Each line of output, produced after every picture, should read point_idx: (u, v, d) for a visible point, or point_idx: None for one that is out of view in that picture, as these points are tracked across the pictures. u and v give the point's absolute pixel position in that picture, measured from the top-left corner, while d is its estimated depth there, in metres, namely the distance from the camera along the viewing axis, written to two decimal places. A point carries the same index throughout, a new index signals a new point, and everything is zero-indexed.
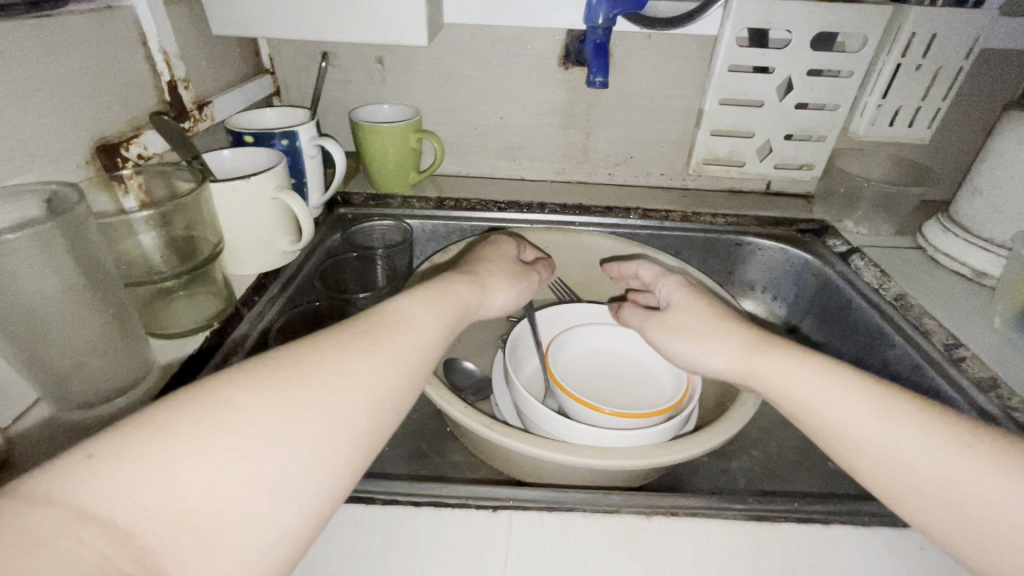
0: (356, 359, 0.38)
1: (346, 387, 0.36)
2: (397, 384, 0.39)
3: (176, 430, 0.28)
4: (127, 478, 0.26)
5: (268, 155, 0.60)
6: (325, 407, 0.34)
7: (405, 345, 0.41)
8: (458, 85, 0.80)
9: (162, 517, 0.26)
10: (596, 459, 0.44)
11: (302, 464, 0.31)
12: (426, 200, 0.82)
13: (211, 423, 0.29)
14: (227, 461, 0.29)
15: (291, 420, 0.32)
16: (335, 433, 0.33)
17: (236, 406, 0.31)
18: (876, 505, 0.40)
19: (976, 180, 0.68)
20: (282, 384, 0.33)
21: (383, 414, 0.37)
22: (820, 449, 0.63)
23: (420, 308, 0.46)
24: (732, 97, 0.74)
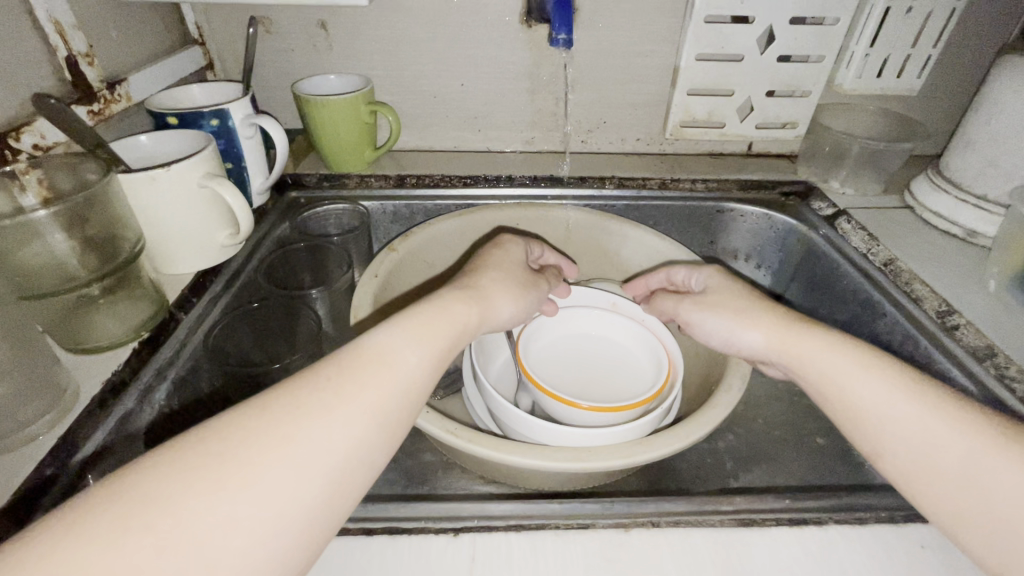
0: (317, 412, 0.31)
1: (301, 449, 0.29)
2: (371, 435, 0.32)
3: (88, 534, 0.24)
4: None
5: (193, 138, 0.53)
6: (276, 476, 0.28)
7: (384, 385, 0.34)
8: (412, 50, 0.73)
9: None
10: (570, 463, 0.40)
11: (242, 553, 0.26)
12: (385, 178, 0.75)
13: (130, 515, 0.24)
14: (150, 560, 0.23)
15: (231, 496, 0.26)
16: (288, 508, 0.28)
17: (162, 492, 0.25)
18: (871, 498, 0.37)
19: (969, 133, 0.64)
20: (223, 457, 0.27)
21: (355, 473, 0.31)
22: (808, 425, 0.60)
23: (405, 337, 0.37)
24: (710, 52, 0.69)
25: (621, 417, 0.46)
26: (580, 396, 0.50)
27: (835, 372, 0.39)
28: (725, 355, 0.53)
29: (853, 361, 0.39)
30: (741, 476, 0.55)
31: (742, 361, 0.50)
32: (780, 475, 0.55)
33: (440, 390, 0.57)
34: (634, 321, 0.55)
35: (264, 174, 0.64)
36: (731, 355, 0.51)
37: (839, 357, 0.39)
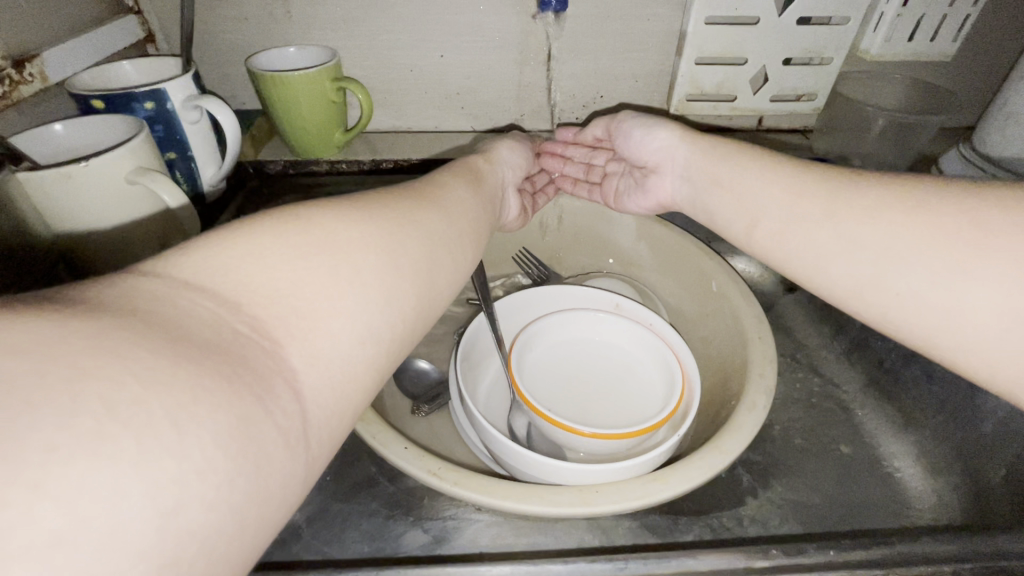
0: (410, 202, 0.32)
1: (406, 218, 0.30)
2: (456, 233, 0.34)
3: (251, 233, 0.24)
4: (214, 264, 0.22)
5: (124, 125, 0.45)
6: (391, 229, 0.29)
7: (454, 202, 0.36)
8: (383, 16, 0.64)
9: (256, 306, 0.22)
10: (573, 508, 0.34)
11: (375, 271, 0.26)
12: (358, 163, 0.67)
13: (284, 222, 0.25)
14: (312, 257, 0.24)
15: (362, 229, 0.27)
16: (408, 257, 0.28)
17: (304, 216, 0.26)
18: (929, 544, 0.32)
19: (1013, 103, 0.57)
20: (343, 203, 0.28)
21: (450, 253, 0.32)
22: (830, 431, 0.54)
23: (459, 182, 0.40)
24: (721, 15, 0.61)
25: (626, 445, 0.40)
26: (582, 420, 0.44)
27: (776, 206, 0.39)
28: (744, 364, 0.46)
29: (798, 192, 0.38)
30: (761, 492, 0.48)
31: (765, 371, 0.44)
32: (807, 491, 0.49)
33: (423, 406, 0.49)
34: (641, 325, 0.49)
35: (215, 165, 0.56)
36: (752, 364, 0.45)
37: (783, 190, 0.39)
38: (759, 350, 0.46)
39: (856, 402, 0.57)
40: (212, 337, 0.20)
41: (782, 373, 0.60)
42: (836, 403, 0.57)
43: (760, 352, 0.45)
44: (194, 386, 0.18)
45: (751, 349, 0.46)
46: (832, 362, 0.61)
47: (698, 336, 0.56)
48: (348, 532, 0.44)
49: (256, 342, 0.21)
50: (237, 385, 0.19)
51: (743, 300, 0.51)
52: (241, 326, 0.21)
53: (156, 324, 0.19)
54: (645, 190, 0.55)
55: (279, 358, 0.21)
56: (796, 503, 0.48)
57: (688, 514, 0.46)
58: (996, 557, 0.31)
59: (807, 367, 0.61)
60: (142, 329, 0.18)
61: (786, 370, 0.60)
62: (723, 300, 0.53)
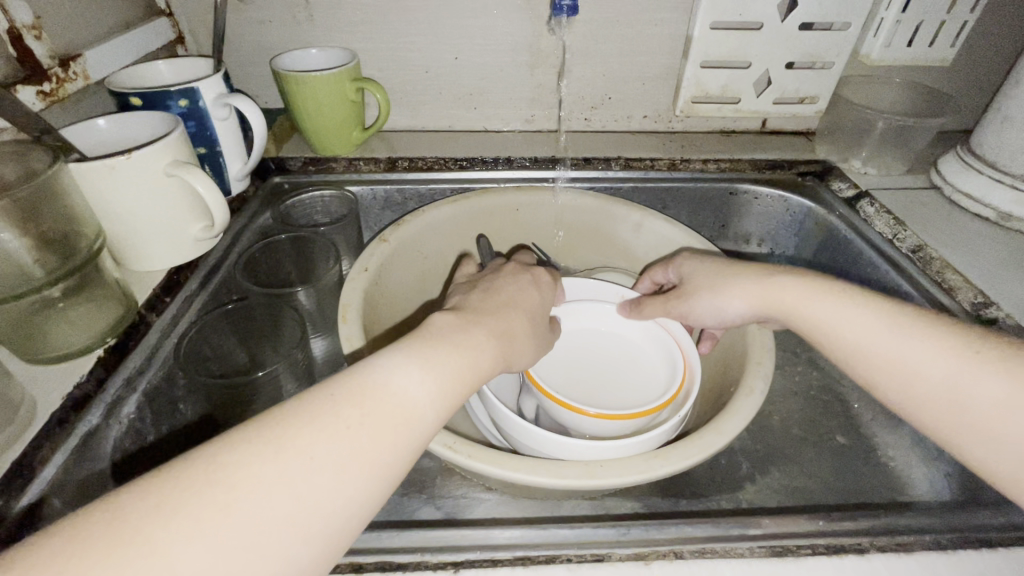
0: (326, 460, 0.26)
1: (307, 501, 0.25)
2: (376, 482, 0.28)
3: (75, 564, 0.21)
4: None
5: (161, 122, 0.48)
6: (274, 520, 0.24)
7: (395, 432, 0.29)
8: (402, 20, 0.67)
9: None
10: (579, 481, 0.37)
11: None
12: (375, 161, 0.70)
13: (123, 558, 0.21)
14: None
15: (230, 554, 0.23)
16: (279, 573, 0.24)
17: (157, 541, 0.22)
18: (913, 518, 0.34)
19: (1008, 107, 0.59)
20: (219, 506, 0.23)
21: (358, 517, 0.27)
22: (827, 422, 0.56)
23: (420, 373, 0.32)
24: (726, 20, 0.63)
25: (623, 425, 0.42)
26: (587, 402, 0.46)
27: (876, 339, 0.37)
28: (743, 354, 0.49)
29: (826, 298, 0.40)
30: (758, 478, 0.51)
31: (763, 360, 0.46)
32: (804, 478, 0.51)
33: None
34: (645, 318, 0.51)
35: (242, 160, 0.59)
36: (751, 353, 0.47)
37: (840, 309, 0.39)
38: (757, 340, 0.48)
39: (853, 396, 0.59)
40: None
41: (782, 367, 0.62)
42: (834, 396, 0.59)
43: (758, 343, 0.48)
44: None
45: (749, 339, 0.48)
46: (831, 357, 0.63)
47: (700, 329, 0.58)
48: None
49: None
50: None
51: None
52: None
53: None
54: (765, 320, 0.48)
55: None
56: (792, 489, 0.50)
57: (687, 496, 0.48)
58: (976, 531, 0.33)
59: (807, 362, 0.63)
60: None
61: (787, 364, 0.63)
62: None
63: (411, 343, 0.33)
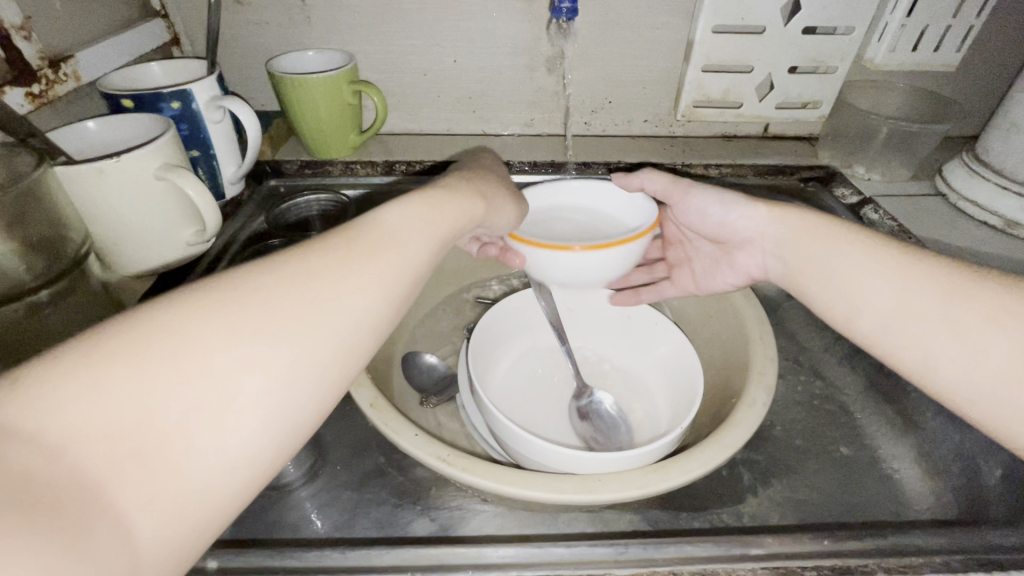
0: (333, 280, 0.28)
1: (315, 308, 0.27)
2: (381, 306, 0.29)
3: (90, 362, 0.21)
4: (50, 399, 0.20)
5: (153, 123, 0.48)
6: (284, 317, 0.26)
7: (394, 258, 0.31)
8: (400, 23, 0.66)
9: (89, 451, 0.20)
10: (576, 496, 0.36)
11: (253, 396, 0.24)
12: (372, 164, 0.69)
13: (158, 336, 0.23)
14: (168, 388, 0.22)
15: (247, 337, 0.24)
16: (296, 359, 0.25)
17: (178, 326, 0.23)
18: (920, 537, 0.33)
19: (1015, 112, 0.58)
20: (235, 298, 0.25)
21: (367, 332, 0.29)
22: (830, 433, 0.55)
23: (416, 214, 0.34)
24: (728, 23, 0.62)
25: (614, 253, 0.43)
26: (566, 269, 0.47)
27: (863, 280, 0.38)
28: (745, 364, 0.47)
29: (835, 244, 0.41)
30: (760, 490, 0.49)
31: (765, 370, 0.45)
32: (807, 490, 0.50)
33: (432, 398, 0.51)
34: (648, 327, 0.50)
35: (236, 163, 0.58)
36: (753, 363, 0.46)
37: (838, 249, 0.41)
38: (760, 350, 0.47)
39: (857, 405, 0.57)
40: (40, 495, 0.18)
41: (784, 375, 0.61)
42: (838, 406, 0.58)
43: (761, 352, 0.46)
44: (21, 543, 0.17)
45: (752, 348, 0.47)
46: (834, 365, 0.61)
47: (701, 338, 0.57)
48: (358, 519, 0.45)
49: (83, 494, 0.19)
50: (76, 530, 0.19)
51: (747, 301, 0.52)
52: (66, 475, 0.19)
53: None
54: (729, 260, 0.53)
55: (114, 506, 0.20)
56: (795, 502, 0.49)
57: (688, 509, 0.47)
58: (984, 551, 0.32)
59: (809, 371, 0.61)
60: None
61: (789, 373, 0.61)
62: (726, 301, 0.54)
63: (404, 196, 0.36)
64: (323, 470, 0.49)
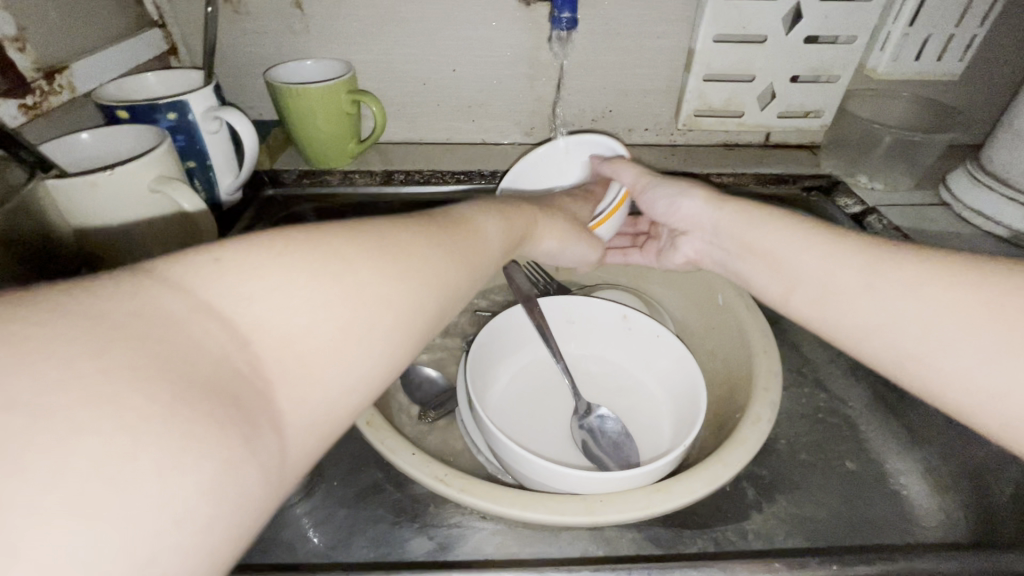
0: (443, 247, 0.30)
1: (432, 269, 0.29)
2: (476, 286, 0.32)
3: (272, 262, 0.23)
4: (243, 291, 0.22)
5: (148, 134, 0.47)
6: (412, 269, 0.27)
7: (484, 246, 0.34)
8: (398, 32, 0.66)
9: (262, 346, 0.22)
10: (577, 517, 0.35)
11: (381, 329, 0.25)
12: (370, 174, 0.68)
13: (312, 253, 0.24)
14: (328, 308, 0.24)
15: (387, 283, 0.26)
16: (418, 312, 0.27)
17: (338, 254, 0.25)
18: (930, 560, 0.32)
19: (1019, 122, 0.58)
20: (377, 243, 0.27)
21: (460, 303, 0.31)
22: (836, 447, 0.54)
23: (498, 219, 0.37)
24: (729, 32, 0.62)
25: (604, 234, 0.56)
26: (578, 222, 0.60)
27: (810, 263, 0.38)
28: (749, 378, 0.47)
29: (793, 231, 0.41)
30: (765, 506, 0.48)
31: (770, 386, 0.44)
32: (813, 506, 0.49)
33: (430, 413, 0.50)
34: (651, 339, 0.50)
35: (233, 174, 0.58)
36: (757, 378, 0.45)
37: (795, 240, 0.40)
38: (764, 364, 0.46)
39: (862, 418, 0.57)
40: (213, 373, 0.19)
41: (788, 387, 0.60)
42: (843, 419, 0.57)
43: (766, 366, 0.46)
44: (196, 412, 0.18)
45: (756, 363, 0.46)
46: (838, 377, 0.61)
47: (704, 350, 0.56)
48: (355, 537, 0.45)
49: (250, 383, 0.21)
50: (244, 415, 0.20)
51: (751, 313, 0.51)
52: (240, 363, 0.21)
53: (163, 352, 0.19)
54: (675, 249, 0.54)
55: (272, 400, 0.21)
56: (801, 519, 0.48)
57: (691, 526, 0.46)
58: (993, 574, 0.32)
59: (813, 382, 0.60)
60: (155, 350, 0.19)
61: (793, 385, 0.60)
62: (730, 313, 0.53)
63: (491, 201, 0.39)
64: (320, 486, 0.48)
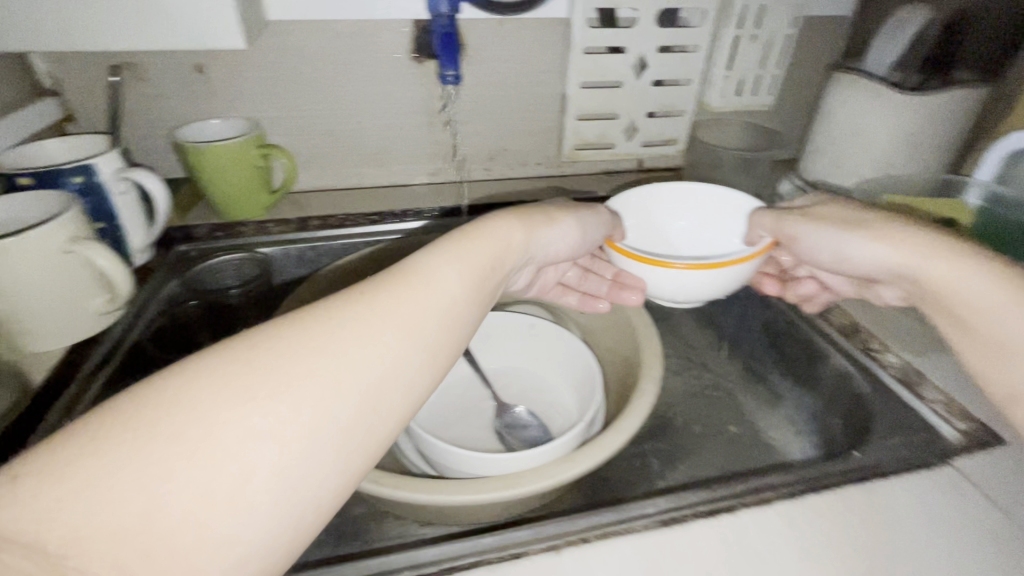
0: (347, 338, 0.30)
1: (333, 372, 0.29)
2: (403, 360, 0.32)
3: (95, 450, 0.23)
4: (61, 497, 0.22)
5: (56, 198, 0.48)
6: (296, 386, 0.28)
7: (411, 311, 0.33)
8: (302, 90, 0.71)
9: (83, 556, 0.22)
10: (498, 492, 0.40)
11: (266, 469, 0.26)
12: (286, 222, 0.71)
13: (161, 417, 0.25)
14: (178, 475, 0.24)
15: (257, 414, 0.26)
16: (310, 427, 0.27)
17: (191, 403, 0.26)
18: (776, 477, 0.41)
19: (818, 141, 0.74)
20: (247, 372, 0.27)
21: (388, 388, 0.31)
22: (721, 416, 0.64)
23: (439, 263, 0.37)
24: (592, 79, 0.75)
25: (717, 275, 0.47)
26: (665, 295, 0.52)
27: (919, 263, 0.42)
28: (638, 361, 0.55)
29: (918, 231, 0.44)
30: (666, 474, 0.56)
31: (652, 365, 0.53)
32: (705, 467, 0.57)
33: None
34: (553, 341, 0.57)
35: (144, 231, 0.59)
36: (643, 360, 0.54)
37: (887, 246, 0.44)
38: (647, 347, 0.55)
39: (738, 389, 0.67)
40: None
41: (679, 373, 0.70)
42: (724, 392, 0.67)
43: (649, 349, 0.54)
44: None
45: (641, 348, 0.55)
46: (717, 358, 0.71)
47: (604, 346, 0.65)
48: None
49: None
50: None
51: (635, 309, 0.60)
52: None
53: None
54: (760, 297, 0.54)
55: None
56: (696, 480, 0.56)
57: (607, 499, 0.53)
58: (820, 479, 0.41)
59: (698, 365, 0.71)
60: None
61: (683, 370, 0.70)
62: (619, 311, 0.62)
63: (441, 240, 0.39)
64: None
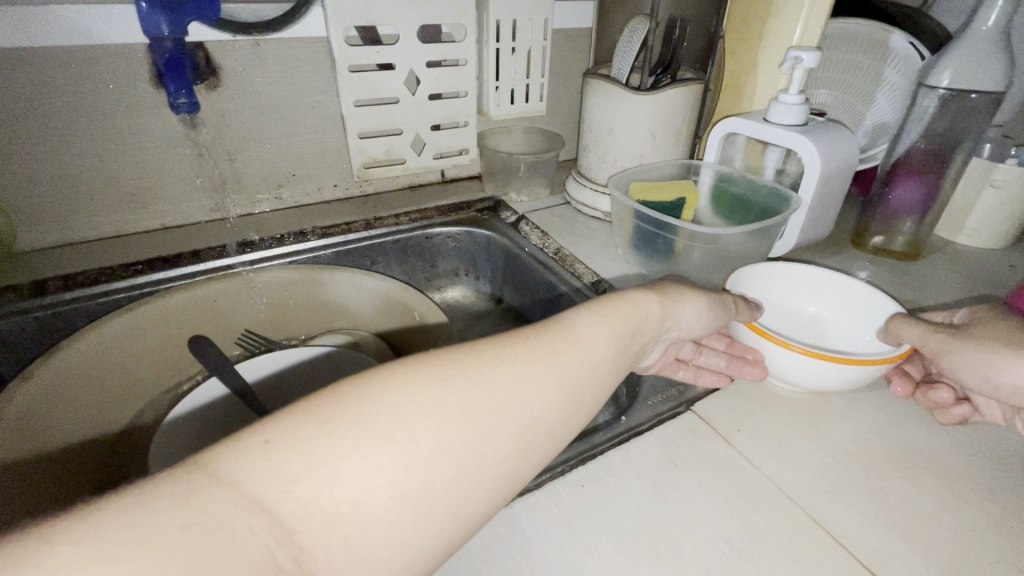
0: (514, 374, 0.39)
1: (489, 414, 0.36)
2: (558, 398, 0.40)
3: (299, 436, 0.30)
4: (292, 474, 0.29)
5: None
6: (439, 428, 0.34)
7: (581, 355, 0.43)
8: None
9: (302, 534, 0.29)
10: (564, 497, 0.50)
11: (443, 484, 0.34)
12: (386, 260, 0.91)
13: (365, 425, 0.32)
14: (374, 476, 0.31)
15: (446, 434, 0.34)
16: (457, 463, 0.34)
17: (392, 409, 0.33)
18: None
19: None
20: (441, 393, 0.35)
21: (539, 431, 0.39)
22: None
23: (599, 319, 0.47)
24: None
25: (833, 364, 0.58)
26: (778, 372, 0.62)
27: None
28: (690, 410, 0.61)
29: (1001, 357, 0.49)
30: None
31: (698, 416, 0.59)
32: None
33: None
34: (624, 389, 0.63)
35: None
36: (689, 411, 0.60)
37: None
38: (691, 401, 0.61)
39: None
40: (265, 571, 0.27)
41: None
42: None
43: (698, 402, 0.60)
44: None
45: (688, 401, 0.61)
46: None
47: None
48: None
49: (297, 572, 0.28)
50: None
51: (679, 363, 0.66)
52: (290, 549, 0.28)
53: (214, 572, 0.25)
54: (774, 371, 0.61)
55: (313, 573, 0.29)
56: None
57: None
58: None
59: None
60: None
61: None
62: None
63: (595, 303, 0.48)
64: None
